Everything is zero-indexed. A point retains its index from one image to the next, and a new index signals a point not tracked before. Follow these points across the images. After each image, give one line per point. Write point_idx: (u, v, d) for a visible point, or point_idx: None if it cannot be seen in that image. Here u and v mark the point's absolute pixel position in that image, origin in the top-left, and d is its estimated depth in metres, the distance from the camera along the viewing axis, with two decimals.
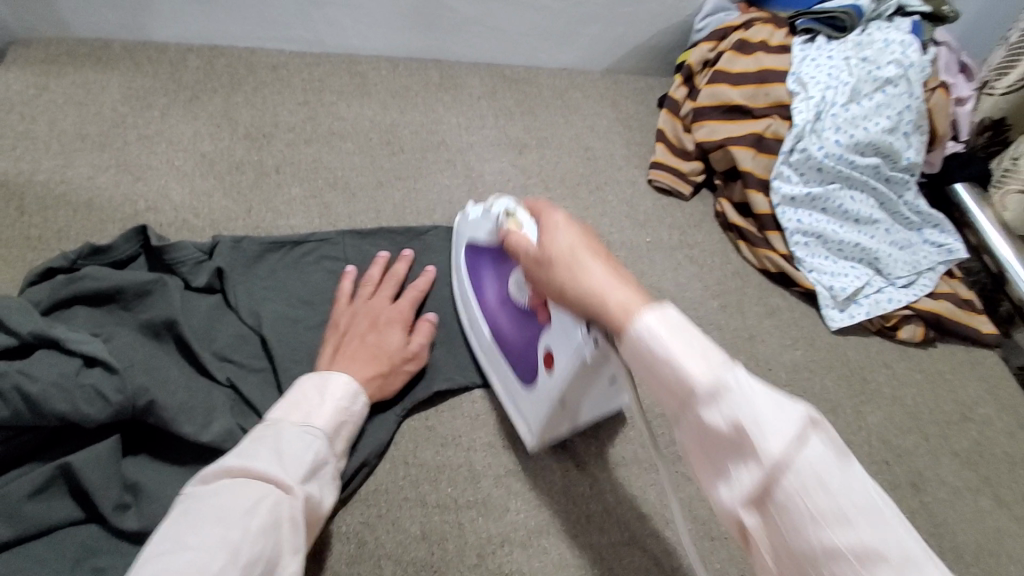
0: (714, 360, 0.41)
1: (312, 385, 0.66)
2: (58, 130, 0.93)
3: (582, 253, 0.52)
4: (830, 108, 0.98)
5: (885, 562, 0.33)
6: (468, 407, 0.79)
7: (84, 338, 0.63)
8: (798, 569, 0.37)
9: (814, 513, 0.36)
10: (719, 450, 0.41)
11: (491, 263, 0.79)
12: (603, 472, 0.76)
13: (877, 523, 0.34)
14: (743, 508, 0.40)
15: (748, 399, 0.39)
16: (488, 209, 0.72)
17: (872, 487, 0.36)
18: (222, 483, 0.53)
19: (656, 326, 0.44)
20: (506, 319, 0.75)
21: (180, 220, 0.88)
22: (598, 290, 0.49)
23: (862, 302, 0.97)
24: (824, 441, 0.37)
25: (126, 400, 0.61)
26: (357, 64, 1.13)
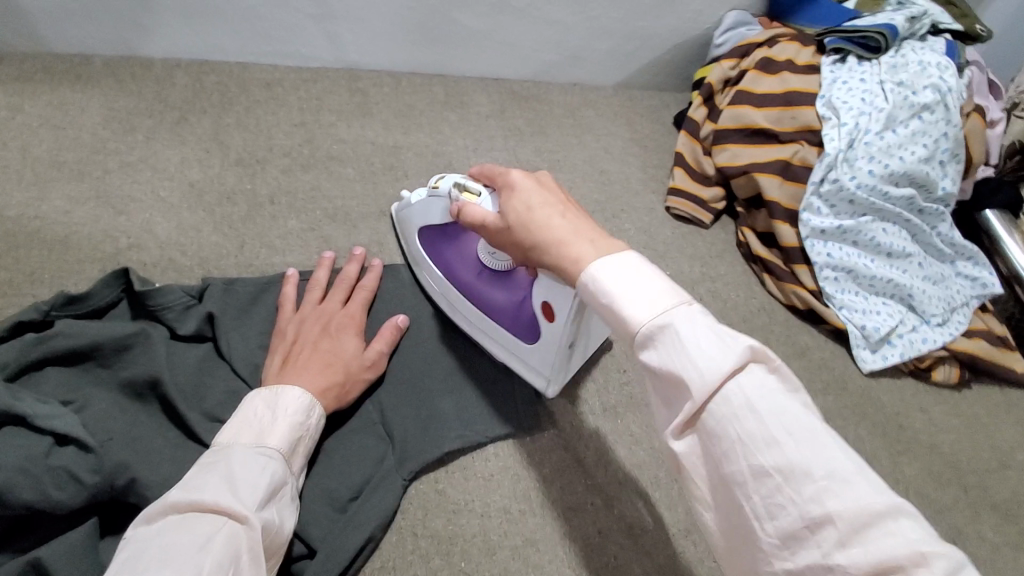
0: (658, 300, 0.41)
1: (262, 402, 0.60)
2: (32, 157, 0.86)
3: (544, 209, 0.53)
4: (864, 135, 0.92)
5: (806, 474, 0.35)
6: (481, 467, 0.72)
7: (54, 413, 0.58)
8: (725, 490, 0.39)
9: (744, 439, 0.37)
10: (660, 386, 0.41)
11: (449, 240, 0.78)
12: (628, 539, 0.69)
13: (813, 445, 0.36)
14: (676, 434, 0.41)
15: (691, 329, 0.39)
16: (434, 189, 0.73)
17: (806, 412, 0.38)
18: (169, 518, 0.44)
19: (607, 277, 0.44)
20: (486, 283, 0.74)
21: (166, 258, 0.81)
22: (559, 239, 0.49)
23: (895, 342, 0.91)
24: (762, 370, 0.39)
25: (103, 480, 0.56)
26: (357, 79, 1.06)
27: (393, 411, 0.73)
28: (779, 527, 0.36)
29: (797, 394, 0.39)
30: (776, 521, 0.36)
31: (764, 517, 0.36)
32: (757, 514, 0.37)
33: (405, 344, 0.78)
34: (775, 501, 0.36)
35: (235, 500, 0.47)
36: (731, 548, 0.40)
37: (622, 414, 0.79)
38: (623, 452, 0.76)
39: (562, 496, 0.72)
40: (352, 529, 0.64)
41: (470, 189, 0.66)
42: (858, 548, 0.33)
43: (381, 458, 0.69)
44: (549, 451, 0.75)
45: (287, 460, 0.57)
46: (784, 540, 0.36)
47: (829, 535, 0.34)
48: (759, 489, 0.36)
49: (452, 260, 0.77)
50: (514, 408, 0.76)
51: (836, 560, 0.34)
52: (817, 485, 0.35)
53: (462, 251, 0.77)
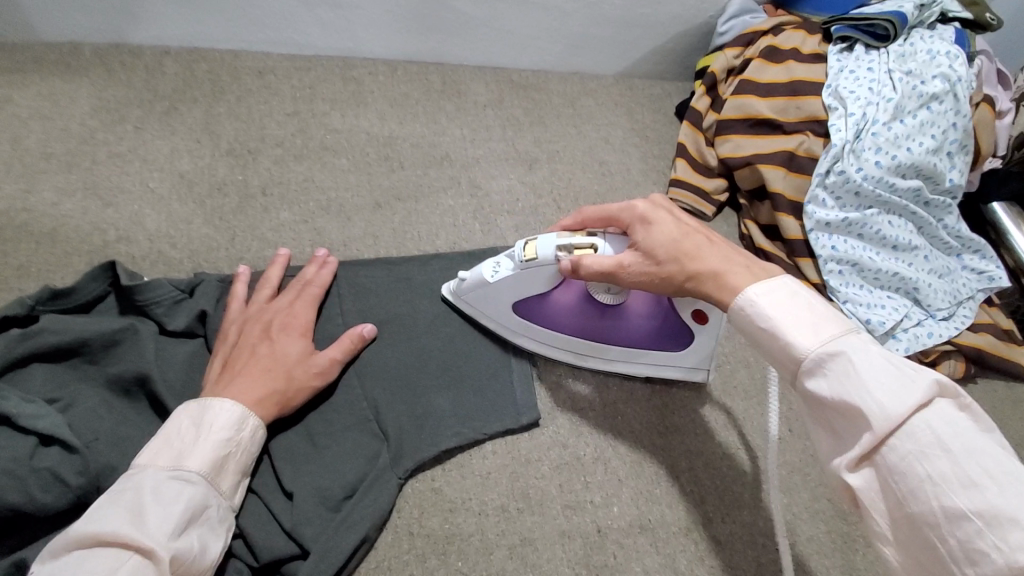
0: (828, 332, 0.49)
1: (188, 417, 0.58)
2: (19, 148, 0.83)
3: (687, 239, 0.59)
4: (871, 125, 0.90)
5: (1012, 521, 0.38)
6: (478, 465, 0.71)
7: (38, 413, 0.56)
8: (912, 528, 0.43)
9: (935, 479, 0.41)
10: (836, 419, 0.47)
11: (538, 299, 0.74)
12: (628, 538, 0.68)
13: (1016, 490, 0.39)
14: (851, 468, 0.46)
15: (863, 363, 0.46)
16: (525, 259, 0.68)
17: (1005, 457, 0.41)
18: (69, 557, 0.46)
19: (772, 310, 0.51)
20: (607, 317, 0.74)
21: (156, 251, 0.79)
22: (714, 267, 0.56)
23: (900, 337, 0.88)
24: (949, 407, 0.43)
25: (89, 481, 0.55)
26: (352, 68, 1.04)
27: (387, 408, 0.71)
28: (982, 573, 0.39)
29: (990, 435, 0.43)
30: (978, 566, 0.39)
31: (963, 560, 0.40)
32: (954, 555, 0.40)
33: (399, 339, 0.77)
34: (974, 545, 0.39)
35: (137, 534, 0.47)
36: None
37: (622, 410, 0.77)
38: (624, 449, 0.74)
39: (561, 494, 0.70)
40: (346, 529, 0.62)
41: (580, 245, 0.64)
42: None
43: (375, 456, 0.68)
44: (547, 448, 0.73)
45: (211, 478, 0.55)
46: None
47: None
48: (955, 530, 0.40)
49: (556, 312, 0.74)
50: (513, 403, 0.75)
51: None
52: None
53: (558, 302, 0.74)
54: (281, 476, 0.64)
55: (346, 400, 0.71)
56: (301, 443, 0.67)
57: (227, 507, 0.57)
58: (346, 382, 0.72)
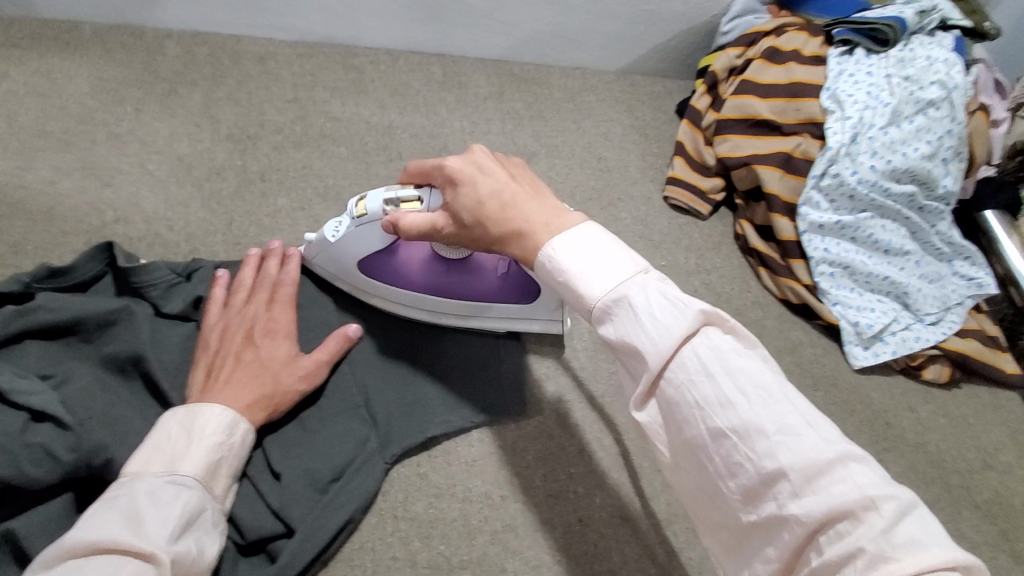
0: (614, 275, 0.46)
1: (177, 423, 0.59)
2: (17, 126, 0.84)
3: (496, 197, 0.55)
4: (867, 130, 0.90)
5: (761, 432, 0.39)
6: (464, 452, 0.72)
7: (32, 389, 0.58)
8: (691, 455, 0.43)
9: (701, 404, 0.41)
10: (623, 358, 0.46)
11: (387, 257, 0.74)
12: (610, 529, 0.69)
13: (769, 403, 0.40)
14: (639, 405, 0.46)
15: (643, 301, 0.44)
16: (357, 215, 0.69)
17: (760, 370, 0.42)
18: (65, 565, 0.45)
19: (565, 258, 0.48)
20: (459, 273, 0.74)
21: (152, 233, 0.80)
22: (519, 225, 0.53)
23: (887, 340, 0.90)
24: (714, 332, 0.43)
25: (79, 458, 0.56)
26: (354, 56, 1.04)
27: (376, 394, 0.72)
28: (741, 485, 0.40)
29: (753, 350, 0.44)
30: (737, 479, 0.40)
31: (728, 476, 0.41)
32: (721, 474, 0.41)
33: (391, 328, 0.78)
34: (734, 461, 0.40)
35: (136, 539, 0.47)
36: (704, 506, 0.45)
37: (609, 404, 0.78)
38: (608, 441, 0.75)
39: (545, 483, 0.71)
40: (332, 509, 0.64)
41: (406, 199, 0.65)
42: (811, 498, 0.37)
43: (364, 440, 0.69)
44: (534, 438, 0.74)
45: (204, 484, 0.57)
46: (747, 496, 0.40)
47: (784, 488, 0.38)
48: (719, 450, 0.41)
49: (410, 270, 0.74)
50: (501, 394, 0.76)
51: (792, 511, 0.38)
52: (770, 441, 0.39)
53: (410, 260, 0.74)
54: (271, 460, 0.65)
55: (338, 385, 0.72)
56: (290, 427, 0.68)
57: (219, 513, 0.58)
58: (339, 369, 0.73)
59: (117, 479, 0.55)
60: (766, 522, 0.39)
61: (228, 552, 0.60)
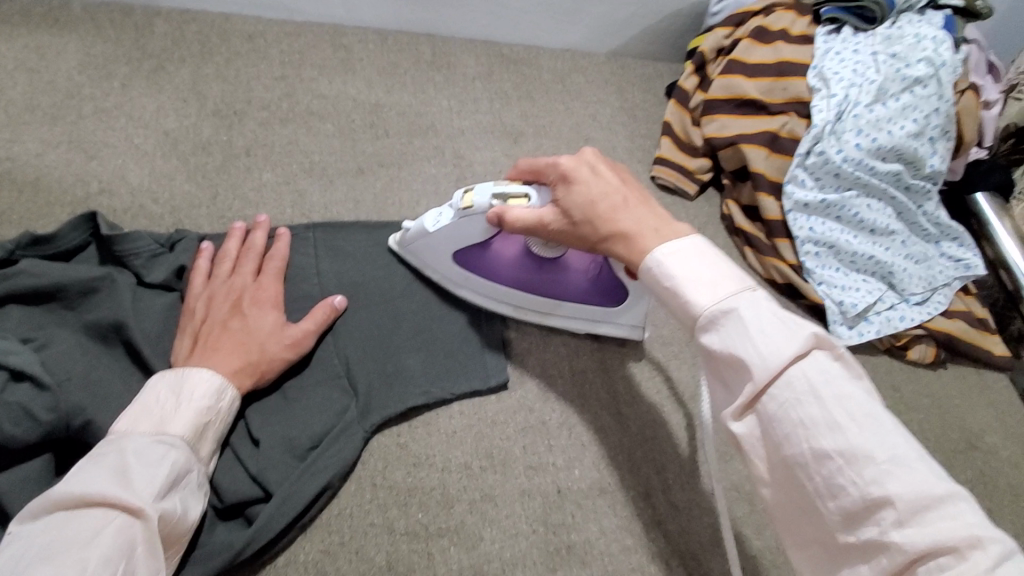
0: (723, 289, 0.50)
1: (166, 386, 0.59)
2: (5, 99, 0.85)
3: (607, 197, 0.60)
4: (853, 107, 0.90)
5: (868, 458, 0.40)
6: (444, 424, 0.72)
7: (14, 350, 0.57)
8: (788, 471, 0.44)
9: (806, 423, 0.42)
10: (726, 371, 0.48)
11: (481, 250, 0.76)
12: (587, 500, 0.70)
13: (877, 430, 0.41)
14: (736, 417, 0.47)
15: (752, 316, 0.47)
16: (462, 208, 0.69)
17: (865, 397, 0.43)
18: (54, 516, 0.47)
19: (674, 264, 0.52)
20: (547, 273, 0.76)
21: (137, 206, 0.80)
22: (627, 227, 0.58)
23: (872, 320, 0.90)
24: (824, 356, 0.45)
25: (58, 418, 0.57)
26: (342, 35, 1.04)
27: (358, 364, 0.73)
28: (841, 506, 0.41)
29: (861, 380, 0.45)
30: (838, 501, 0.41)
31: (828, 497, 0.42)
32: (821, 494, 0.42)
33: (374, 301, 0.78)
34: (837, 483, 0.41)
35: (124, 494, 0.49)
36: (791, 520, 0.46)
37: (590, 378, 0.79)
38: (588, 415, 0.76)
39: (524, 455, 0.72)
40: (309, 476, 0.64)
41: (514, 195, 0.67)
42: (917, 529, 0.37)
43: (344, 410, 0.69)
44: (514, 411, 0.75)
45: (192, 445, 0.58)
46: (847, 519, 0.41)
47: (889, 515, 0.39)
48: (821, 470, 0.42)
49: (500, 264, 0.76)
50: (482, 366, 0.76)
51: (895, 538, 0.38)
52: (879, 469, 0.39)
53: (503, 255, 0.76)
54: (251, 428, 0.66)
55: (320, 356, 0.72)
56: (271, 395, 0.69)
57: (204, 474, 0.59)
58: (324, 340, 0.74)
59: (106, 436, 0.55)
60: (865, 545, 0.40)
61: (205, 516, 0.61)
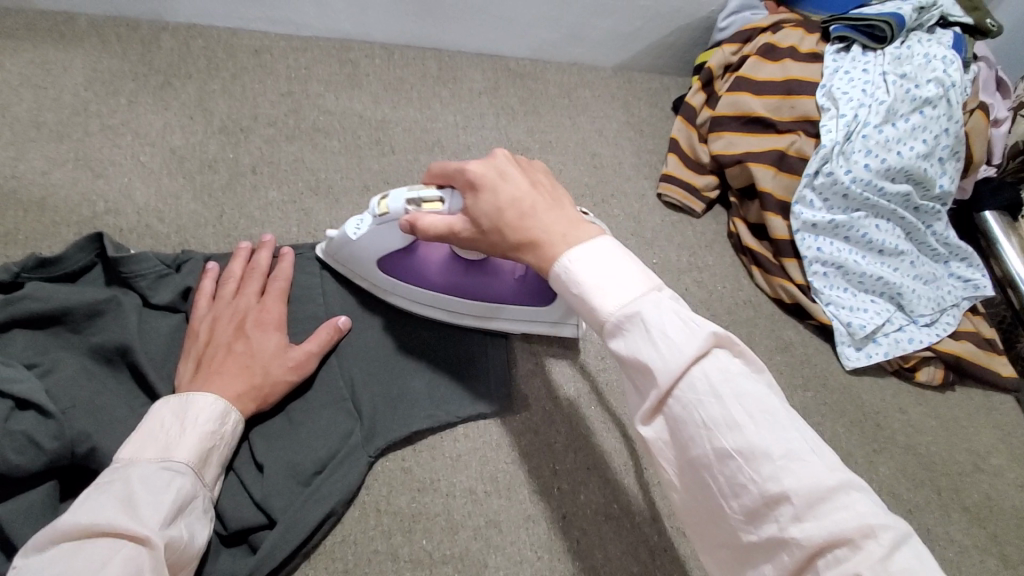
0: (628, 291, 0.46)
1: (171, 411, 0.59)
2: (12, 116, 0.85)
3: (516, 204, 0.56)
4: (862, 127, 0.89)
5: (766, 455, 0.39)
6: (449, 447, 0.72)
7: (15, 377, 0.57)
8: (695, 473, 0.43)
9: (708, 424, 0.41)
10: (632, 373, 0.46)
11: (407, 254, 0.74)
12: (592, 525, 0.69)
13: (773, 426, 0.40)
14: (645, 421, 0.45)
15: (657, 318, 0.44)
16: (379, 214, 0.68)
17: (765, 394, 0.41)
18: (60, 548, 0.45)
19: (580, 270, 0.49)
20: (475, 276, 0.74)
21: (143, 225, 0.80)
22: (536, 234, 0.54)
23: (880, 341, 0.89)
24: (724, 355, 0.43)
25: (63, 446, 0.56)
26: (348, 50, 1.04)
27: (363, 386, 0.73)
28: (744, 505, 0.40)
29: (760, 375, 0.44)
30: (740, 500, 0.40)
31: (731, 496, 0.40)
32: (724, 494, 0.41)
33: (379, 322, 0.78)
34: (738, 481, 0.40)
35: (132, 523, 0.48)
36: (703, 523, 0.45)
37: (595, 400, 0.78)
38: (593, 439, 0.75)
39: (529, 479, 0.71)
40: (313, 502, 0.64)
41: (428, 200, 0.64)
42: (812, 523, 0.37)
43: (348, 434, 0.69)
44: (519, 434, 0.74)
45: (197, 471, 0.57)
46: (749, 518, 0.40)
47: (786, 512, 0.38)
48: (723, 470, 0.40)
49: (428, 269, 0.74)
50: (487, 389, 0.76)
51: (793, 534, 0.37)
52: (775, 465, 0.38)
53: (430, 259, 0.74)
54: (257, 454, 0.65)
55: (325, 379, 0.72)
56: (276, 419, 0.68)
57: (208, 501, 0.59)
58: (328, 363, 0.73)
59: (109, 464, 0.55)
60: (766, 543, 0.39)
61: (210, 543, 0.60)
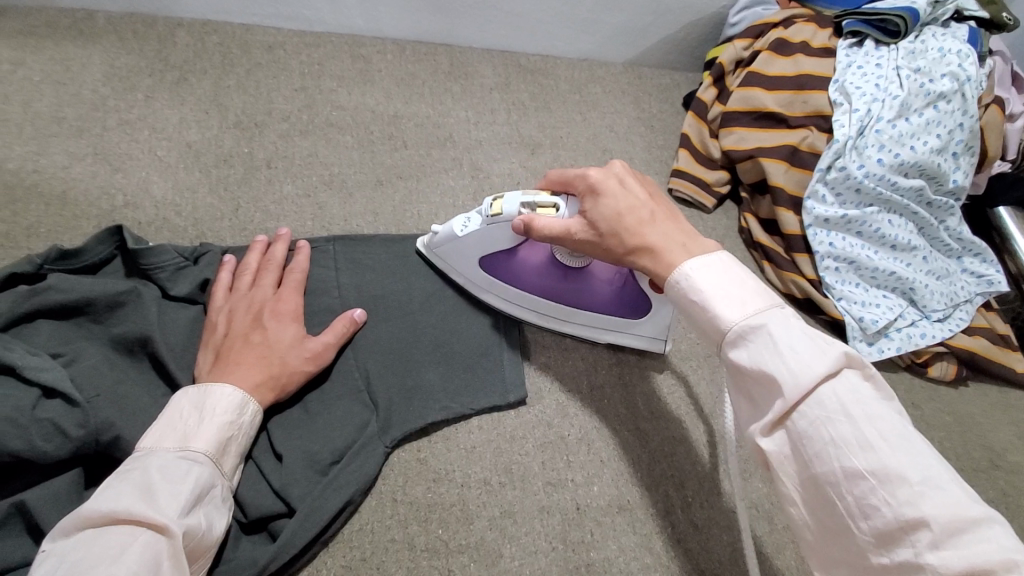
0: (753, 304, 0.50)
1: (190, 401, 0.60)
2: (32, 111, 0.86)
3: (634, 212, 0.61)
4: (875, 122, 0.89)
5: (902, 479, 0.41)
6: (463, 439, 0.73)
7: (43, 366, 0.58)
8: (819, 490, 0.45)
9: (838, 442, 0.43)
10: (753, 385, 0.49)
11: (507, 256, 0.77)
12: (606, 517, 0.70)
13: (909, 452, 0.42)
14: (765, 432, 0.48)
15: (781, 333, 0.48)
16: (492, 214, 0.71)
17: (898, 420, 0.44)
18: (84, 534, 0.47)
19: (701, 279, 0.53)
20: (571, 283, 0.77)
21: (161, 218, 0.81)
22: (654, 241, 0.58)
23: (892, 336, 0.89)
24: (853, 377, 0.46)
25: (89, 434, 0.57)
26: (360, 46, 1.04)
27: (377, 378, 0.73)
28: (874, 527, 0.41)
29: (889, 402, 0.46)
30: (871, 521, 0.42)
31: (861, 517, 0.42)
32: (853, 513, 0.43)
33: (393, 316, 0.78)
34: (871, 502, 0.41)
35: (149, 510, 0.49)
36: (822, 542, 0.46)
37: (609, 393, 0.79)
38: (606, 431, 0.76)
39: (543, 471, 0.72)
40: (332, 490, 0.65)
41: (543, 204, 0.68)
42: (952, 551, 0.38)
43: (364, 424, 0.70)
44: (533, 427, 0.75)
45: (216, 460, 0.58)
46: (880, 540, 0.41)
47: (923, 537, 0.39)
48: (853, 489, 0.42)
49: (526, 271, 0.77)
50: (500, 381, 0.76)
51: (929, 560, 0.39)
52: (912, 490, 0.40)
53: (530, 262, 0.77)
54: (275, 444, 0.66)
55: (340, 371, 0.73)
56: (293, 410, 0.69)
57: (228, 490, 0.59)
58: (343, 354, 0.74)
59: (132, 454, 0.56)
60: (898, 566, 0.41)
61: (230, 530, 0.61)
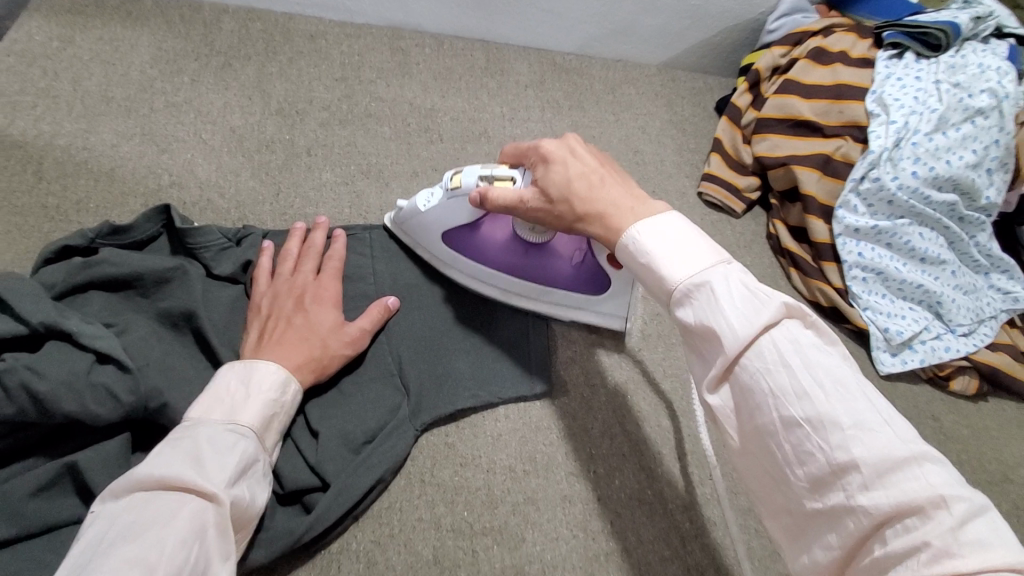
0: (697, 262, 0.51)
1: (236, 377, 0.61)
2: (82, 90, 0.88)
3: (585, 177, 0.61)
4: (912, 135, 0.89)
5: (835, 424, 0.41)
6: (490, 426, 0.74)
7: (98, 334, 0.60)
8: (761, 441, 0.46)
9: (776, 392, 0.44)
10: (697, 341, 0.50)
11: (470, 229, 0.78)
12: (626, 509, 0.71)
13: (844, 398, 0.42)
14: (712, 388, 0.50)
15: (724, 287, 0.48)
16: (451, 187, 0.72)
17: (837, 365, 0.44)
18: (135, 497, 0.48)
19: (648, 240, 0.53)
20: (532, 259, 0.78)
21: (205, 199, 0.84)
22: (603, 207, 0.58)
23: (916, 348, 0.89)
24: (794, 325, 0.46)
25: (139, 400, 0.59)
26: (400, 39, 1.06)
27: (409, 364, 0.75)
28: (809, 473, 0.42)
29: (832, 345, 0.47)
30: (806, 467, 0.42)
31: (797, 463, 0.43)
32: (790, 461, 0.43)
33: (425, 304, 0.80)
34: (806, 450, 0.42)
35: (198, 478, 0.50)
36: (770, 492, 0.47)
37: (632, 389, 0.80)
38: (631, 425, 0.77)
39: (566, 461, 0.73)
40: (364, 469, 0.67)
41: (500, 176, 0.68)
42: (880, 491, 0.38)
43: (396, 408, 0.72)
44: (557, 418, 0.76)
45: (259, 434, 0.59)
46: (814, 485, 0.42)
47: (854, 480, 0.40)
48: (791, 438, 0.43)
49: (490, 245, 0.78)
50: (527, 373, 0.78)
51: (861, 501, 0.39)
52: (845, 434, 0.41)
53: (495, 236, 0.78)
54: (310, 423, 0.68)
55: (374, 353, 0.75)
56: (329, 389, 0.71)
57: (268, 465, 0.60)
58: (376, 338, 0.76)
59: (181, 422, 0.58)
60: (830, 510, 0.41)
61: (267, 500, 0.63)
